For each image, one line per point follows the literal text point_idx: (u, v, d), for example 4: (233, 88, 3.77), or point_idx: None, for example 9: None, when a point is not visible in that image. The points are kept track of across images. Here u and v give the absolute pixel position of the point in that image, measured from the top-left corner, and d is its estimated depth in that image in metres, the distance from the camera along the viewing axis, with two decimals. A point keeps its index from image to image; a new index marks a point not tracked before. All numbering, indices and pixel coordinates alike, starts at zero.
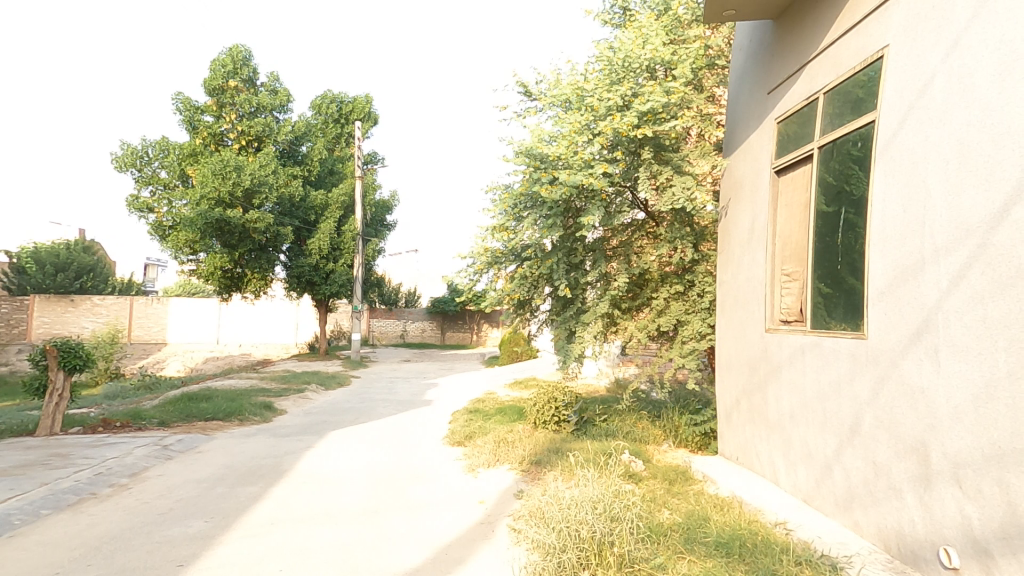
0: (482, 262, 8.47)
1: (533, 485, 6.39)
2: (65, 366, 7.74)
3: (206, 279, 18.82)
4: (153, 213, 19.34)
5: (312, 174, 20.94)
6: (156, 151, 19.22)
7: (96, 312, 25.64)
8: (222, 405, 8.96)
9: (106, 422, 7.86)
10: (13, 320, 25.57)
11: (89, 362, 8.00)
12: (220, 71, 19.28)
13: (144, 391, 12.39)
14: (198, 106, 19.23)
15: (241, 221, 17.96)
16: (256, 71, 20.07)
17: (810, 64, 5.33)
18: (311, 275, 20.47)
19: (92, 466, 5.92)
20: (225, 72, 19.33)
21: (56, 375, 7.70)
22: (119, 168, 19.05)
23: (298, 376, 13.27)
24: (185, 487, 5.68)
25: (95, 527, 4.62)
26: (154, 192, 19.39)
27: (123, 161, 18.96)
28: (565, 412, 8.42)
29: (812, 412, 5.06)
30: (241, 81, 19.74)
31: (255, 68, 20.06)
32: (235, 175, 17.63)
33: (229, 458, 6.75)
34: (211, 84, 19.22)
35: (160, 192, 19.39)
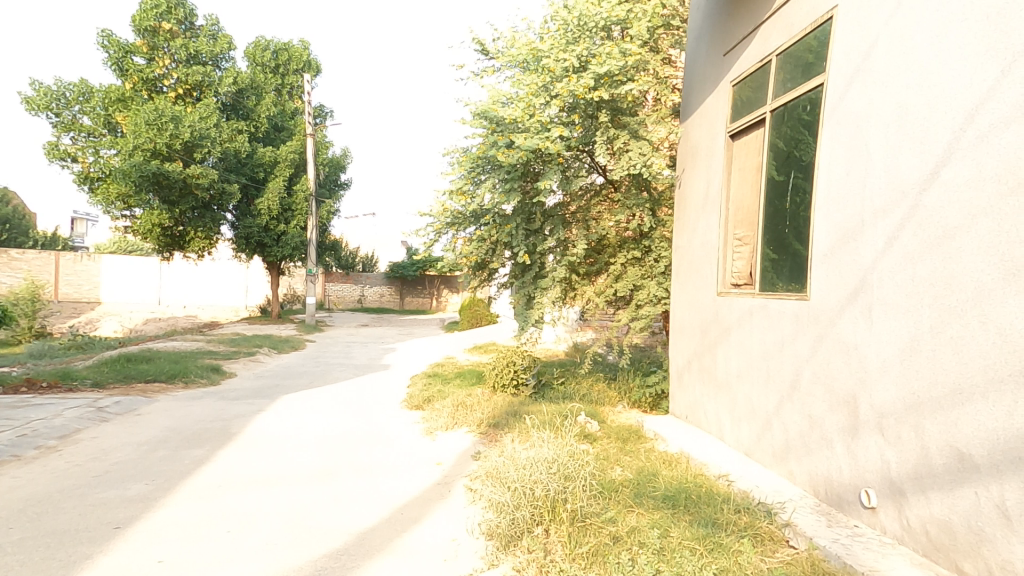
0: (441, 223, 8.37)
1: (490, 447, 6.47)
2: None
3: (143, 237, 17.78)
4: (77, 162, 17.86)
5: (259, 130, 19.78)
6: (74, 94, 17.68)
7: (13, 268, 23.48)
8: (164, 368, 8.56)
9: (29, 383, 7.33)
10: None
11: (6, 319, 7.33)
12: (150, 11, 17.73)
13: (76, 351, 11.69)
14: (124, 45, 17.62)
15: (181, 175, 16.78)
16: (193, 13, 18.69)
17: (763, 25, 5.32)
18: (261, 237, 19.58)
19: (15, 428, 5.54)
20: (157, 13, 17.81)
21: None
22: (31, 111, 17.37)
23: (248, 339, 12.79)
24: (122, 450, 5.42)
25: (20, 489, 4.35)
26: (75, 139, 17.85)
27: (36, 103, 17.26)
28: (523, 375, 8.51)
29: (756, 369, 5.27)
30: (176, 22, 18.27)
31: (191, 10, 18.64)
32: (172, 126, 16.44)
33: (172, 421, 6.48)
34: (142, 25, 17.64)
35: (82, 139, 17.89)
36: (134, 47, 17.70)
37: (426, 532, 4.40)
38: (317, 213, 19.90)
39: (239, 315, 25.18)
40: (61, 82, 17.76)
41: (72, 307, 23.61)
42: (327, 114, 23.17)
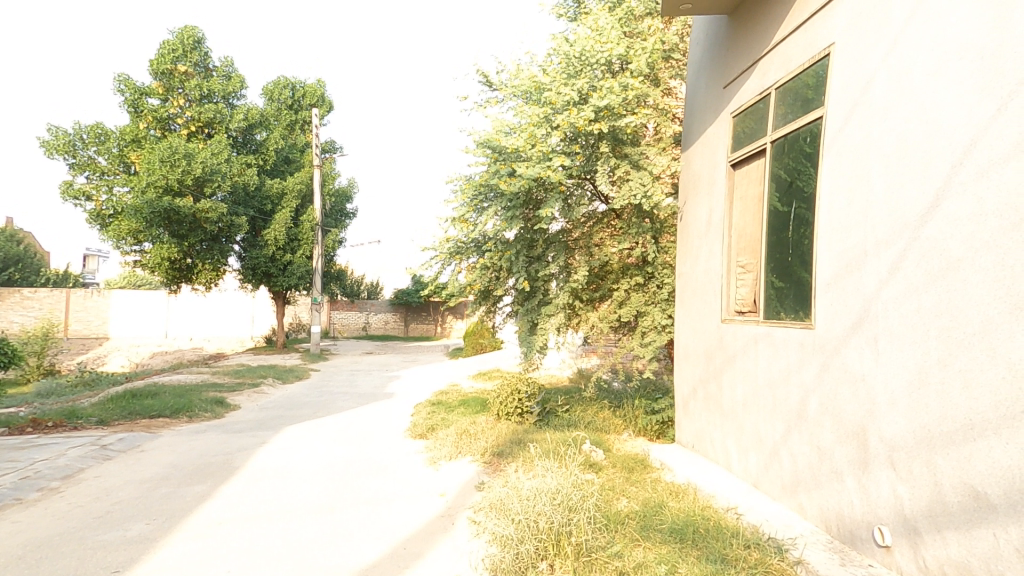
0: (445, 253, 8.42)
1: (494, 477, 6.39)
2: None
3: (152, 271, 17.94)
4: (92, 201, 18.24)
5: (267, 163, 20.01)
6: (89, 136, 18.07)
7: (27, 306, 24.17)
8: (169, 402, 8.58)
9: (36, 422, 7.34)
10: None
11: (16, 358, 7.27)
12: (166, 54, 18.29)
13: (85, 388, 11.79)
14: (140, 88, 18.11)
15: (191, 210, 17.11)
16: (208, 55, 19.16)
17: (762, 59, 5.40)
18: (267, 266, 19.77)
19: (19, 470, 5.54)
20: (172, 55, 18.32)
21: None
22: (49, 154, 17.83)
23: (253, 370, 12.80)
24: (124, 489, 5.40)
25: (21, 534, 4.33)
26: (89, 179, 18.27)
27: (54, 146, 17.82)
28: (527, 403, 8.43)
29: (762, 398, 5.20)
30: (192, 64, 18.77)
31: (207, 52, 19.14)
32: (185, 163, 16.81)
33: (175, 457, 6.47)
34: (158, 68, 18.23)
35: (96, 179, 18.29)
36: (150, 88, 18.21)
37: (429, 568, 4.32)
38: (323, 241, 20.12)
39: (246, 346, 25.25)
40: (77, 126, 18.26)
41: (84, 344, 24.19)
42: (335, 147, 23.52)
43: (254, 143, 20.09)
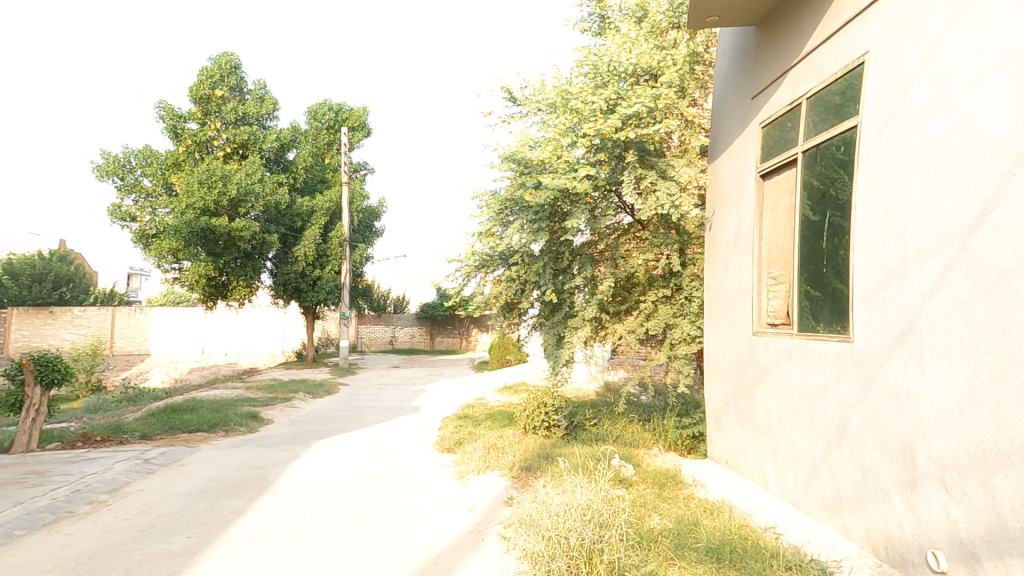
0: (471, 266, 8.50)
1: (523, 492, 6.36)
2: (43, 380, 7.17)
3: (190, 288, 18.57)
4: (136, 222, 19.01)
5: (297, 182, 20.60)
6: (138, 159, 18.80)
7: (77, 324, 25.17)
8: (207, 417, 8.80)
9: (85, 437, 7.60)
10: None
11: (69, 376, 7.43)
12: (206, 80, 19.08)
13: (128, 403, 12.19)
14: (182, 114, 18.82)
15: (226, 229, 17.66)
16: (244, 80, 19.90)
17: (792, 69, 5.36)
18: (297, 282, 20.20)
19: (71, 484, 5.74)
20: (210, 81, 19.11)
21: (32, 390, 7.15)
22: (99, 177, 18.67)
23: (284, 385, 13.03)
24: (166, 502, 5.55)
25: (72, 546, 4.48)
26: (136, 200, 19.04)
27: (104, 169, 18.55)
28: (555, 416, 8.37)
29: (799, 414, 5.08)
30: (228, 89, 19.47)
31: (243, 77, 19.89)
32: (221, 184, 17.36)
33: (214, 471, 6.63)
34: (197, 94, 18.94)
35: (143, 200, 19.04)
36: (190, 113, 18.93)
37: None
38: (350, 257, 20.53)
39: (278, 361, 25.79)
40: (127, 149, 19.01)
41: (126, 359, 25.01)
42: (365, 167, 23.96)
43: (285, 162, 20.77)
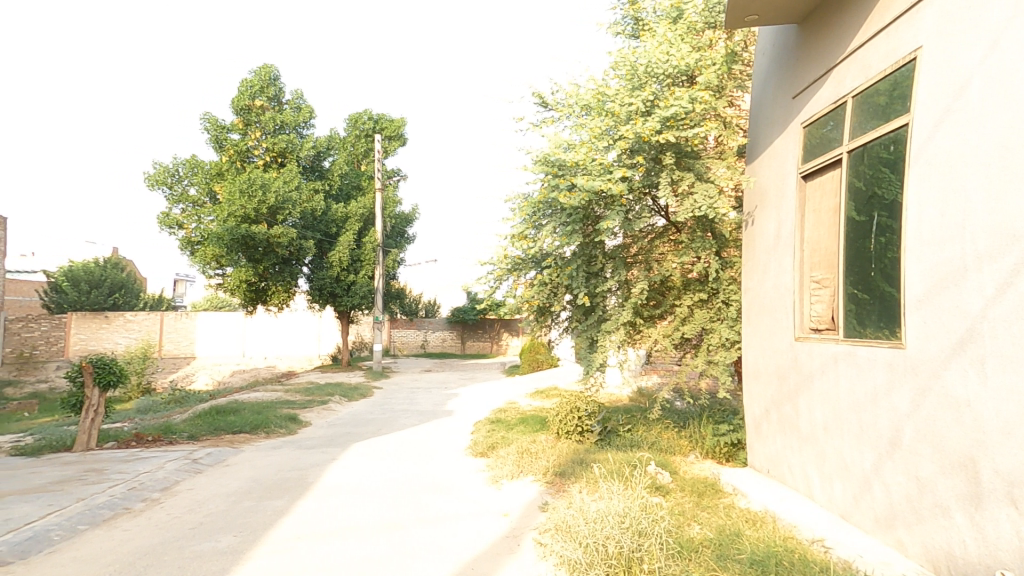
0: (502, 269, 8.53)
1: (557, 498, 6.32)
2: (100, 382, 7.50)
3: (232, 293, 19.13)
4: (183, 230, 19.76)
5: (333, 189, 21.19)
6: (186, 169, 19.60)
7: (128, 329, 26.17)
8: (249, 419, 9.06)
9: (138, 437, 7.92)
10: (53, 338, 26.00)
11: (123, 378, 7.76)
12: (247, 91, 19.75)
13: (175, 405, 12.67)
14: (225, 125, 19.52)
15: (265, 236, 18.22)
16: (283, 90, 20.51)
17: (836, 66, 5.21)
18: (333, 287, 20.60)
19: (126, 481, 5.98)
20: (251, 92, 19.79)
21: (90, 392, 7.44)
22: (150, 186, 19.52)
23: (321, 388, 13.32)
24: (213, 501, 5.73)
25: (129, 542, 4.67)
26: (183, 209, 19.82)
27: (154, 178, 19.45)
28: (588, 422, 8.30)
29: (846, 422, 4.90)
30: (267, 99, 20.09)
31: (282, 87, 20.50)
32: (260, 193, 17.92)
33: (256, 471, 6.81)
34: (239, 105, 19.68)
35: (189, 209, 19.82)
36: (233, 124, 19.61)
37: None
38: (384, 262, 20.91)
39: (314, 364, 26.38)
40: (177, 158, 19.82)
41: (172, 363, 25.93)
42: (399, 173, 24.28)
43: (322, 169, 21.35)
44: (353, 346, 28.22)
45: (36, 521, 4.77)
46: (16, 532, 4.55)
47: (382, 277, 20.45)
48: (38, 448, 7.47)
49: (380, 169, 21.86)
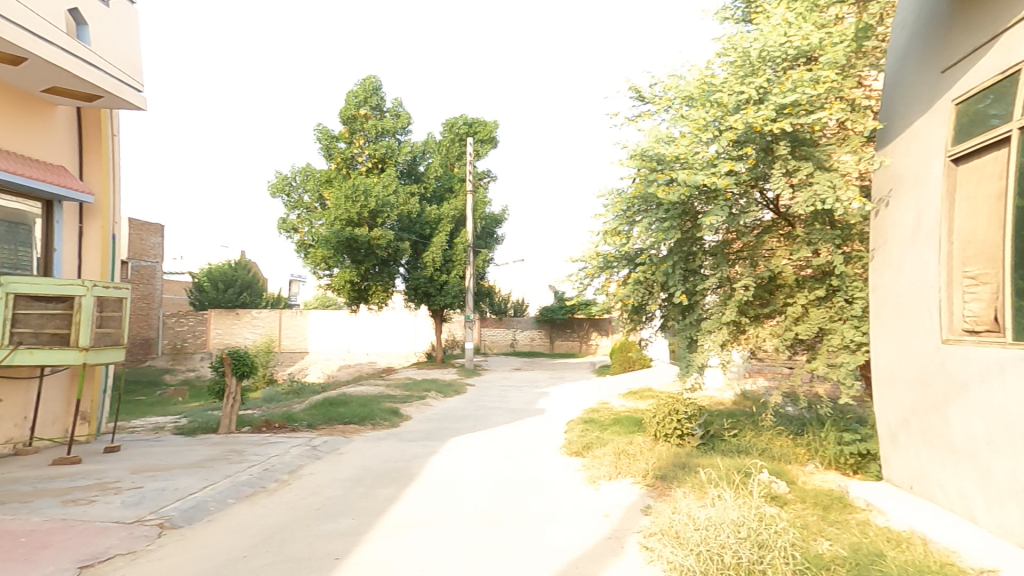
0: (594, 267, 8.30)
1: (660, 502, 6.07)
2: (237, 372, 8.25)
3: (338, 292, 20.33)
4: (297, 233, 21.34)
5: (427, 191, 22.06)
6: (301, 177, 21.24)
7: (255, 325, 28.68)
8: (357, 411, 9.61)
9: (267, 423, 8.66)
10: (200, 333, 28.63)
11: (255, 369, 8.48)
12: (353, 101, 21.11)
13: (293, 395, 13.81)
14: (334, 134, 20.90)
15: (367, 238, 19.36)
16: (384, 98, 21.66)
17: (1008, 31, 4.57)
18: (427, 286, 21.38)
19: (261, 463, 6.54)
20: (357, 102, 21.14)
21: (229, 380, 8.21)
22: (272, 194, 21.37)
23: (419, 384, 13.87)
24: (333, 486, 6.10)
25: (267, 517, 5.08)
26: (298, 214, 21.44)
27: (275, 187, 21.33)
28: (688, 424, 7.91)
29: (1018, 437, 4.23)
30: (371, 108, 21.35)
31: (383, 96, 21.66)
32: (362, 198, 19.05)
33: (366, 460, 7.18)
34: (345, 114, 21.10)
35: (303, 214, 21.34)
36: (340, 133, 20.97)
37: None
38: (475, 262, 21.42)
39: (409, 361, 27.57)
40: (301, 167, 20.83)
41: (289, 358, 27.89)
42: (489, 175, 24.64)
43: (417, 173, 22.29)
44: (445, 343, 29.20)
45: (196, 493, 5.33)
46: (182, 501, 5.12)
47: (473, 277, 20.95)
48: (192, 430, 8.40)
49: (472, 172, 22.44)
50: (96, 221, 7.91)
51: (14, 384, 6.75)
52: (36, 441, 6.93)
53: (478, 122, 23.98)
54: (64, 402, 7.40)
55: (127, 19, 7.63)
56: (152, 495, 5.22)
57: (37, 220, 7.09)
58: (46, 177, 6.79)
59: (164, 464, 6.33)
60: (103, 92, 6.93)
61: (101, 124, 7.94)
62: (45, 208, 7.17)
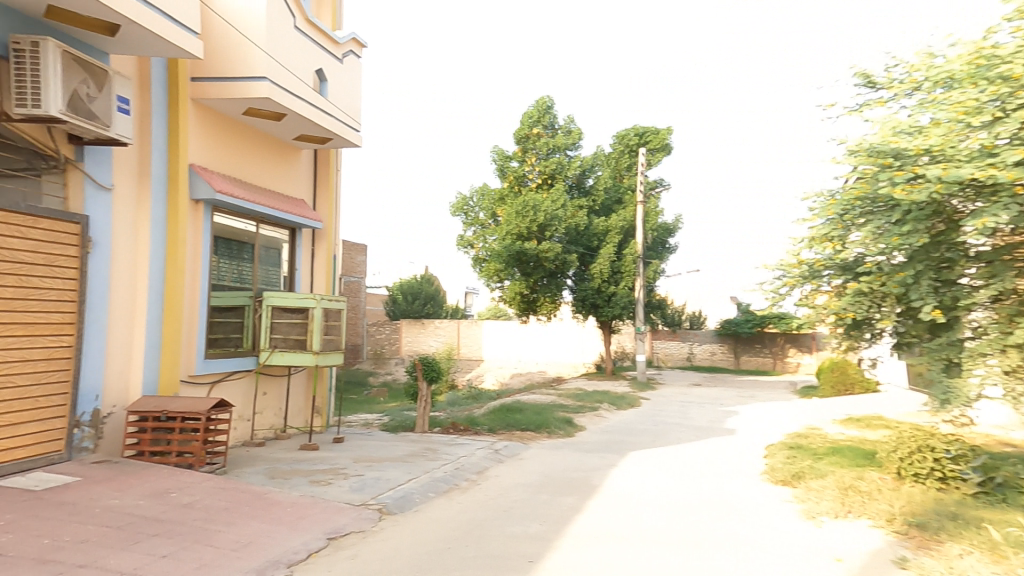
0: (794, 276, 6.85)
1: (924, 555, 4.87)
2: (427, 377, 9.00)
3: (508, 304, 21.62)
4: (473, 249, 22.84)
5: (596, 204, 22.11)
6: (479, 198, 22.50)
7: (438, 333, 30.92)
8: (532, 418, 9.83)
9: (454, 424, 9.31)
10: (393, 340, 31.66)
11: (442, 374, 9.16)
12: (528, 122, 22.12)
13: (471, 399, 14.79)
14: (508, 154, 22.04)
15: (536, 251, 20.14)
16: (556, 117, 22.30)
17: None
18: (594, 298, 21.56)
19: (452, 462, 6.94)
20: (531, 122, 22.08)
21: (421, 383, 9.00)
22: (454, 213, 23.35)
23: (590, 395, 13.78)
24: (517, 490, 6.19)
25: (462, 513, 5.31)
26: (474, 231, 22.75)
27: (457, 207, 23.17)
28: (957, 467, 6.46)
29: None
30: (543, 127, 22.15)
31: (555, 115, 22.32)
32: (532, 213, 19.81)
33: (545, 467, 7.20)
34: (520, 135, 22.21)
35: (479, 230, 22.52)
36: (513, 153, 22.09)
37: None
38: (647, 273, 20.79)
39: (579, 373, 27.57)
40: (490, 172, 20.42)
41: (467, 363, 29.25)
42: (661, 184, 23.91)
43: (586, 186, 22.43)
44: (615, 355, 28.64)
45: (403, 485, 5.83)
46: (393, 490, 5.64)
47: (645, 287, 20.53)
48: (394, 427, 9.39)
49: (643, 183, 21.88)
50: (323, 243, 9.32)
51: (273, 380, 8.21)
52: (289, 428, 8.37)
53: (649, 132, 23.54)
54: (304, 397, 8.85)
55: (353, 72, 9.09)
56: (371, 483, 5.84)
57: (284, 245, 8.69)
58: (293, 210, 8.26)
59: (376, 456, 7.12)
60: (333, 135, 8.24)
61: (330, 161, 9.41)
62: (290, 235, 8.75)
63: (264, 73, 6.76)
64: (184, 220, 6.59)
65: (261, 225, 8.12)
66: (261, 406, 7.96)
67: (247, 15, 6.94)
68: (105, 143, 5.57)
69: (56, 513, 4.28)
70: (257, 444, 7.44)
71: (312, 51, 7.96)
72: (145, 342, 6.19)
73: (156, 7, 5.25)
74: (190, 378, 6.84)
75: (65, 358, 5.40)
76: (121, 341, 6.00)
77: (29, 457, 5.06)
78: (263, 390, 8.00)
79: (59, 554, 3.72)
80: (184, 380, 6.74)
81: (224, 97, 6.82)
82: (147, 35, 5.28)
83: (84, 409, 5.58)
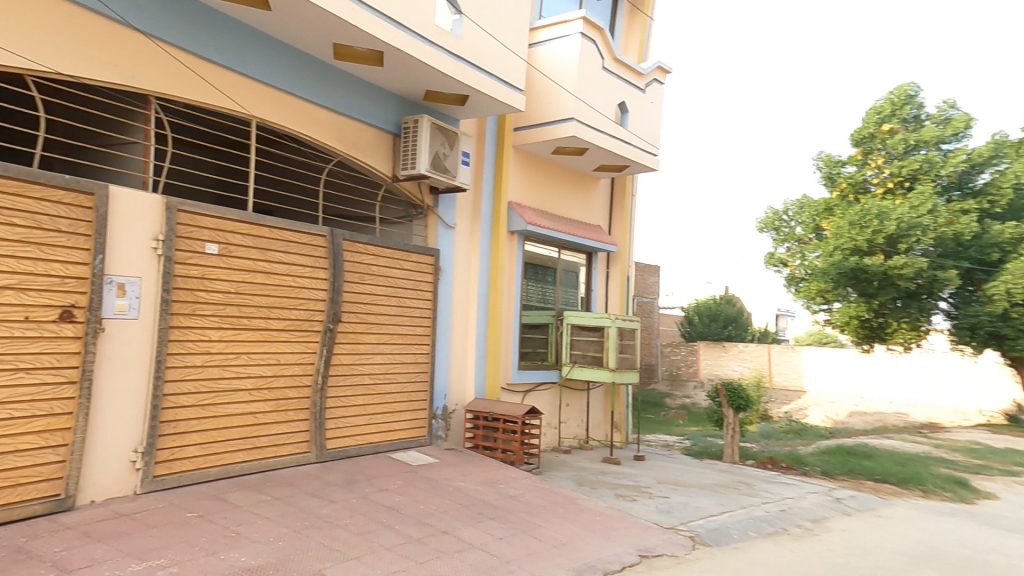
0: None
1: None
2: (734, 404, 8.07)
3: (840, 330, 15.22)
4: (788, 267, 15.99)
5: (995, 206, 13.70)
6: (795, 209, 15.67)
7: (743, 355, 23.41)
8: (892, 469, 7.78)
9: (773, 461, 8.09)
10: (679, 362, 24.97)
11: (753, 403, 8.05)
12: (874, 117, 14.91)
13: (795, 435, 12.64)
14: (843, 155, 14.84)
15: (883, 267, 13.24)
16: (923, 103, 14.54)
17: None
18: (994, 326, 13.93)
19: (776, 501, 5.86)
20: (881, 117, 14.79)
21: (728, 411, 8.10)
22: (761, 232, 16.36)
23: (996, 452, 10.19)
24: (880, 553, 4.71)
25: (801, 564, 4.30)
26: (789, 249, 15.94)
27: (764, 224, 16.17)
28: None
29: None
30: (902, 121, 14.64)
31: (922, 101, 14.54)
32: (878, 221, 13.01)
33: (924, 535, 5.32)
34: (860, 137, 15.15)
35: (795, 248, 15.77)
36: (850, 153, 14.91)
37: None
38: None
39: (973, 422, 17.93)
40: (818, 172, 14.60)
41: (784, 395, 22.10)
42: None
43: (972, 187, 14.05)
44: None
45: (716, 516, 5.18)
46: (705, 520, 5.07)
47: None
48: (699, 454, 8.70)
49: None
50: (618, 266, 9.67)
51: (574, 394, 8.69)
52: (590, 440, 8.70)
53: None
54: (602, 412, 9.12)
55: (656, 99, 9.15)
56: (679, 507, 5.40)
57: (583, 268, 9.31)
58: (590, 235, 8.80)
59: (682, 480, 6.63)
60: (630, 160, 8.57)
61: (626, 188, 9.74)
62: (588, 259, 9.35)
63: (571, 114, 7.51)
64: (502, 249, 7.70)
65: (562, 250, 8.87)
66: (565, 416, 8.51)
67: (562, 66, 7.74)
68: (453, 192, 6.99)
69: (426, 485, 5.32)
70: (564, 453, 7.94)
71: (617, 86, 8.33)
72: (476, 354, 7.40)
73: (496, 77, 6.44)
74: (509, 387, 7.80)
75: (427, 363, 6.81)
76: (460, 352, 7.28)
77: (407, 439, 6.47)
78: (566, 402, 8.54)
79: (429, 518, 4.55)
80: (504, 388, 7.72)
81: (537, 140, 7.85)
82: (486, 100, 6.50)
83: (438, 404, 6.94)
